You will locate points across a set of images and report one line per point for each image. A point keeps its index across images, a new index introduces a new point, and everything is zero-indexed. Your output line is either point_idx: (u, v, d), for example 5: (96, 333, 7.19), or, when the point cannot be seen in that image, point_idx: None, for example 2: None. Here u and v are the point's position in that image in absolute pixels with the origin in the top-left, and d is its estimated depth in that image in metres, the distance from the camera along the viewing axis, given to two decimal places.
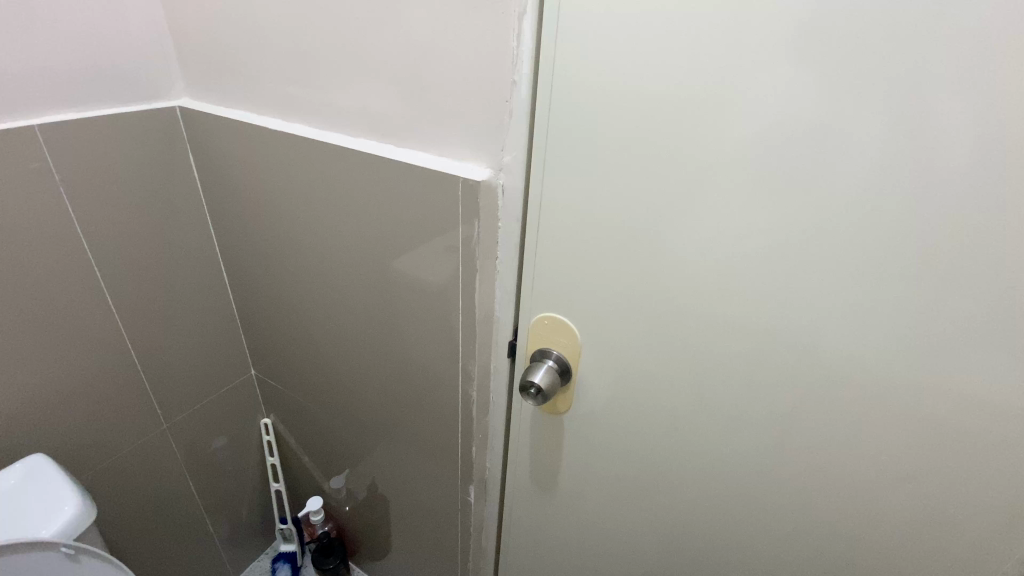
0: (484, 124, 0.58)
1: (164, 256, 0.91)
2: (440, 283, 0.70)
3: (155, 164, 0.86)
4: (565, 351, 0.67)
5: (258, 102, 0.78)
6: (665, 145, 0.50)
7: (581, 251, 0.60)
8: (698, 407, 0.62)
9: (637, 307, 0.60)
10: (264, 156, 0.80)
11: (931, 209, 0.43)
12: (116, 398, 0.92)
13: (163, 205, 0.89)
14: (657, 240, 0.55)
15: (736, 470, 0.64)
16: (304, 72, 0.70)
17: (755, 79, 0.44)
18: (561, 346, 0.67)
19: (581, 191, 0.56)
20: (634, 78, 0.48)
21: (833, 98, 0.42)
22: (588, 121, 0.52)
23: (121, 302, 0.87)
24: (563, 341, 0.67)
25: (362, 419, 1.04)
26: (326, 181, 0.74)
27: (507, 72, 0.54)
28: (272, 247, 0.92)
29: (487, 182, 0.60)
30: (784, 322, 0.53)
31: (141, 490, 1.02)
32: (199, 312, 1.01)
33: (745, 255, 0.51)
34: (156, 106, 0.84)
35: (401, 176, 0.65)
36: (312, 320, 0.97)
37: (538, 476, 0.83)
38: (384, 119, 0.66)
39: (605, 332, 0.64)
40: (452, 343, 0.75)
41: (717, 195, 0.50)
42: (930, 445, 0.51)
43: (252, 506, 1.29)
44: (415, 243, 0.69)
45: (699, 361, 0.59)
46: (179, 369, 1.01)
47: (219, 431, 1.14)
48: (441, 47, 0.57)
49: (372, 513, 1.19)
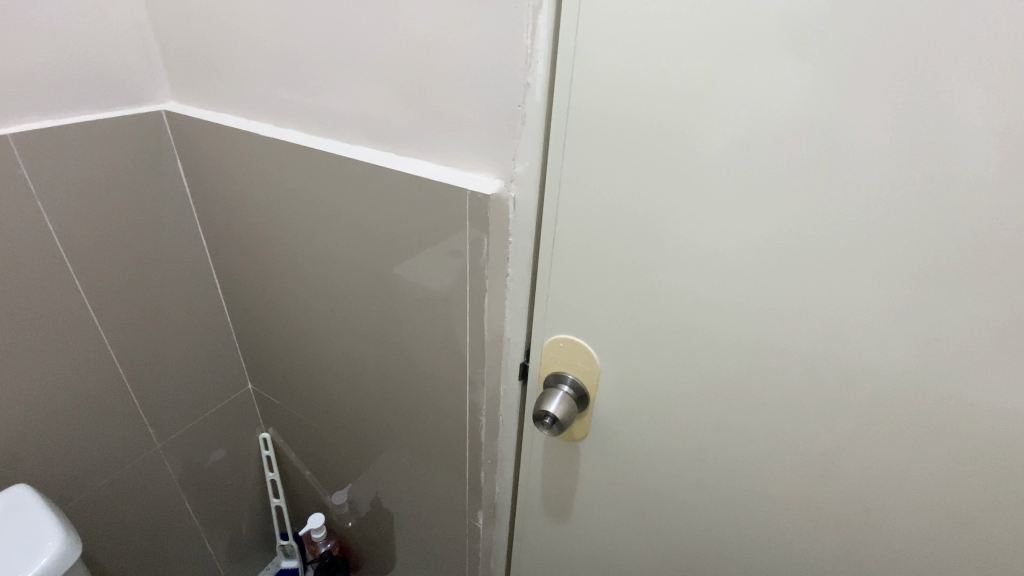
0: (494, 132, 0.53)
1: (153, 270, 0.87)
2: (446, 301, 0.66)
3: (141, 173, 0.81)
4: (581, 375, 0.63)
5: (249, 106, 0.73)
6: (696, 154, 0.44)
7: (600, 270, 0.55)
8: (728, 438, 0.57)
9: (662, 331, 0.55)
10: (257, 164, 0.75)
11: (1012, 232, 0.37)
12: (105, 419, 0.88)
13: (151, 217, 0.84)
14: (685, 259, 0.49)
15: (768, 506, 0.59)
16: (297, 75, 0.65)
17: (807, 81, 0.38)
18: (577, 370, 0.63)
19: (600, 205, 0.51)
20: (664, 79, 0.43)
21: (899, 104, 0.36)
22: (609, 128, 0.47)
23: (109, 320, 0.83)
24: (580, 365, 0.62)
25: (365, 435, 1.00)
26: (324, 191, 0.69)
27: (520, 73, 0.49)
28: (267, 258, 0.87)
29: (497, 195, 0.55)
30: (832, 354, 0.47)
31: (134, 512, 0.98)
32: (192, 326, 0.96)
33: (787, 277, 0.46)
34: (140, 110, 0.79)
35: (402, 188, 0.60)
36: (312, 333, 0.92)
37: (551, 502, 0.78)
38: (383, 124, 0.60)
39: (625, 356, 0.59)
40: (458, 363, 0.70)
41: (754, 211, 0.44)
42: (994, 489, 0.45)
43: (252, 522, 1.25)
44: (419, 258, 0.64)
45: (731, 392, 0.54)
46: (172, 386, 0.96)
47: (216, 447, 1.10)
48: (446, 47, 0.51)
49: (376, 530, 1.15)
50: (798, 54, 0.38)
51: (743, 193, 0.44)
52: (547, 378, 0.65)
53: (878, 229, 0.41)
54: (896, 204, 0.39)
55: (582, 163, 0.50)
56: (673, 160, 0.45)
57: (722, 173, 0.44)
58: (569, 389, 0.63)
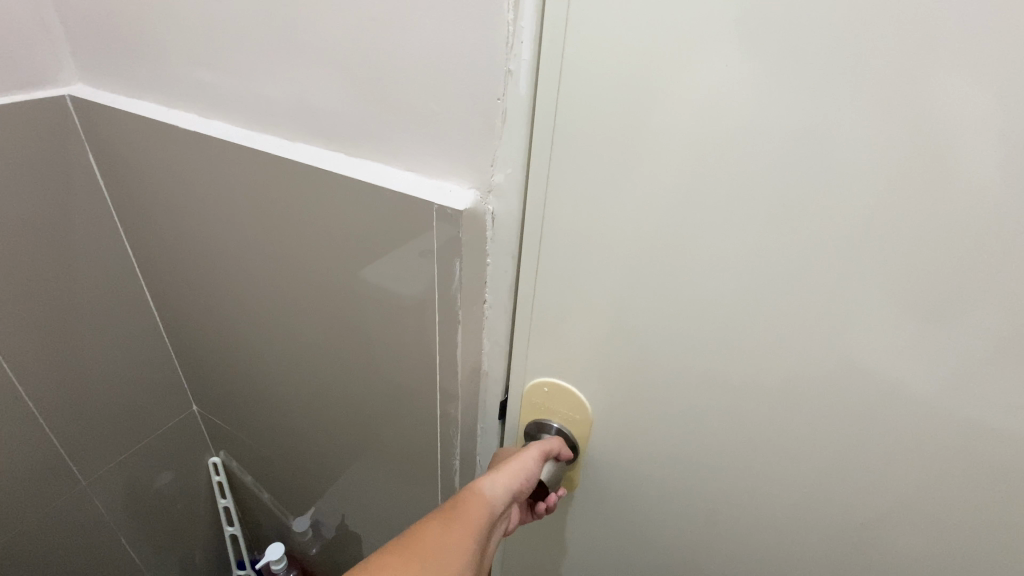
0: (466, 133, 0.42)
1: (70, 286, 0.74)
2: (414, 329, 0.56)
3: (45, 173, 0.67)
4: (568, 424, 0.55)
5: (171, 93, 0.61)
6: (719, 164, 0.35)
7: (591, 301, 0.46)
8: (738, 491, 0.49)
9: (666, 373, 0.46)
10: (187, 164, 0.64)
11: None
12: (20, 458, 0.76)
13: (61, 224, 0.71)
14: (696, 290, 0.40)
15: (781, 563, 0.52)
16: (226, 57, 0.53)
17: (883, 80, 0.29)
18: (565, 418, 0.55)
19: (592, 227, 0.42)
20: (686, 72, 0.33)
21: (999, 118, 0.28)
22: (606, 131, 0.37)
23: (14, 347, 0.70)
24: (568, 412, 0.54)
25: (329, 458, 0.91)
26: (265, 197, 0.58)
27: (499, 59, 0.38)
28: (206, 269, 0.76)
29: (473, 209, 0.45)
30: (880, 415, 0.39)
31: (62, 554, 0.87)
32: (120, 346, 0.84)
33: (824, 317, 0.37)
34: (39, 94, 0.64)
35: (356, 197, 0.49)
36: (264, 353, 0.82)
37: (535, 542, 0.70)
38: (330, 119, 0.49)
39: (622, 397, 0.50)
40: (429, 396, 0.61)
41: (786, 240, 0.36)
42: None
43: (205, 552, 1.14)
44: (381, 279, 0.54)
45: (744, 443, 0.46)
46: (100, 415, 0.84)
47: (158, 477, 0.98)
48: (406, 26, 0.40)
49: (344, 554, 1.06)
50: (876, 41, 0.28)
51: (782, 219, 0.35)
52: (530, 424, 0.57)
53: (949, 272, 0.32)
54: (982, 245, 0.31)
55: (570, 172, 0.40)
56: (687, 169, 0.36)
57: (752, 193, 0.35)
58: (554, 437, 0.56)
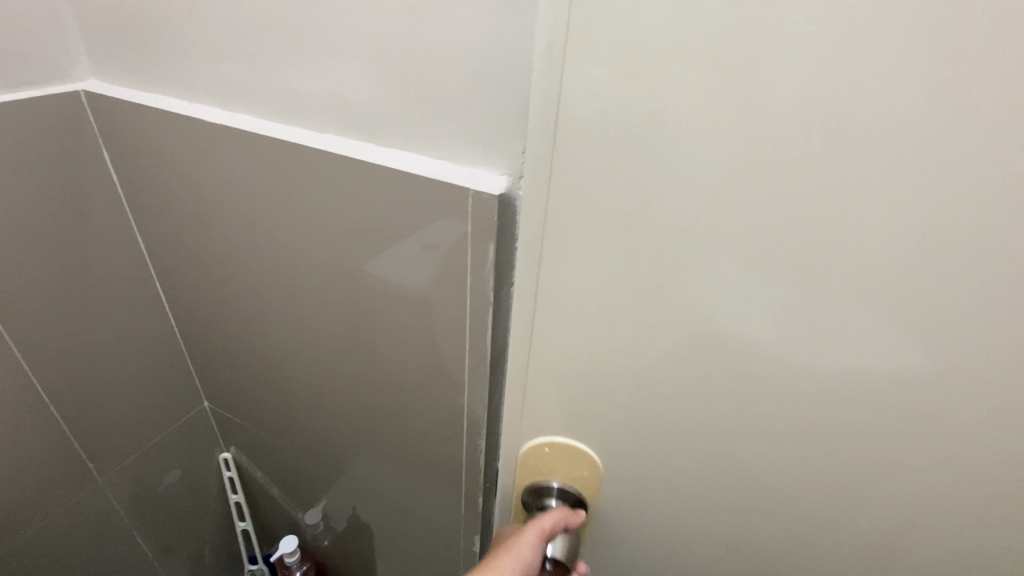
0: (500, 121, 0.44)
1: (84, 282, 0.74)
2: (441, 315, 0.57)
3: (59, 169, 0.67)
4: (576, 482, 0.49)
5: (192, 87, 0.61)
6: (743, 166, 0.29)
7: (595, 323, 0.38)
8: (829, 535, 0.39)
9: (670, 406, 0.40)
10: (205, 157, 0.64)
11: None
12: (36, 456, 0.76)
13: (75, 220, 0.71)
14: (705, 317, 0.35)
15: None
16: (253, 51, 0.54)
17: (930, 121, 0.26)
18: (568, 477, 0.49)
19: (587, 245, 0.35)
20: (717, 126, 0.28)
21: None
22: (606, 130, 0.30)
23: (30, 344, 0.70)
24: (572, 469, 0.48)
25: (343, 451, 0.91)
26: (288, 188, 0.59)
27: (535, 50, 0.40)
28: (220, 263, 0.76)
29: (505, 195, 0.46)
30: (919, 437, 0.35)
31: (77, 552, 0.87)
32: (133, 342, 0.84)
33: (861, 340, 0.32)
34: (53, 90, 0.64)
35: (387, 185, 0.51)
36: (278, 347, 0.82)
37: None
38: (362, 110, 0.51)
39: (640, 428, 0.42)
40: (455, 382, 0.62)
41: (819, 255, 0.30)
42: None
43: (216, 548, 1.15)
44: (408, 266, 0.55)
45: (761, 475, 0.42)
46: (113, 411, 0.84)
47: (169, 474, 0.98)
48: (443, 19, 0.42)
49: (357, 546, 1.07)
50: (918, 94, 0.25)
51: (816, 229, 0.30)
52: (528, 490, 0.52)
53: None
54: None
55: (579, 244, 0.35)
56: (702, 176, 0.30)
57: (779, 204, 0.30)
58: (557, 501, 0.50)
